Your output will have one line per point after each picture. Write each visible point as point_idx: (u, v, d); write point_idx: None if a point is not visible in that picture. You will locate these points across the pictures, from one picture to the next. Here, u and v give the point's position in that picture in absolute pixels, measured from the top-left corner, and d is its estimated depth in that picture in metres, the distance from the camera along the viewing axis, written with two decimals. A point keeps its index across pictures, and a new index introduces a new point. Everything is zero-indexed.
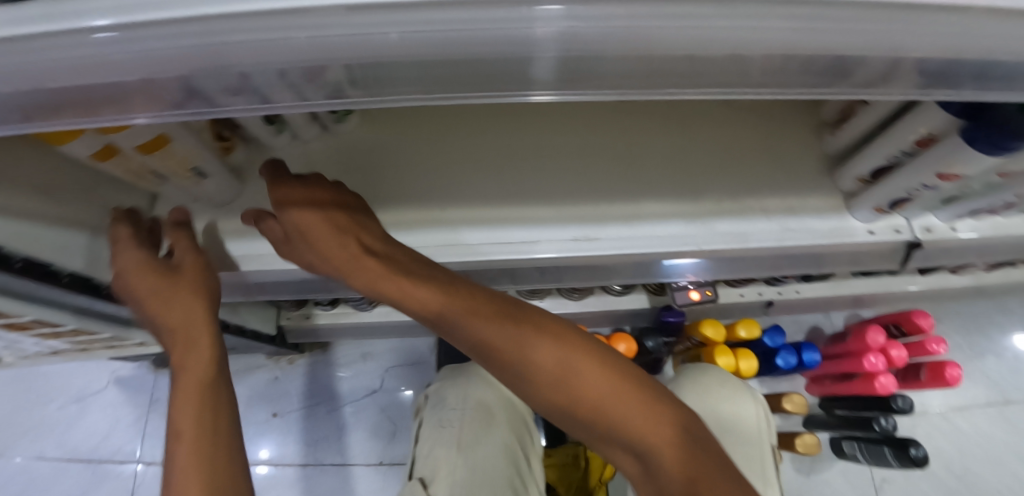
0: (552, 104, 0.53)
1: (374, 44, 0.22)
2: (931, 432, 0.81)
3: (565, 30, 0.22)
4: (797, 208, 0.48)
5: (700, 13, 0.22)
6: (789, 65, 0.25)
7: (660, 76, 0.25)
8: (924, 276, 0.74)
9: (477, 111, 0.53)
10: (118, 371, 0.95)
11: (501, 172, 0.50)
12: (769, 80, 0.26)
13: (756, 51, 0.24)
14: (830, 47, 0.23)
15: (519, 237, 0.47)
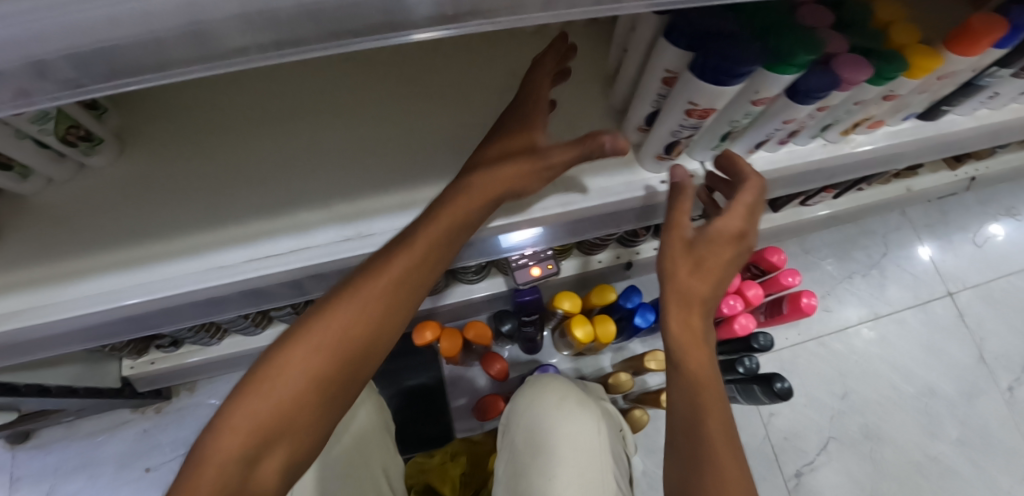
0: (325, 102, 0.51)
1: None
2: (808, 358, 0.84)
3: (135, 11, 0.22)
4: (581, 169, 0.49)
5: None
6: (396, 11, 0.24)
7: (269, 44, 0.24)
8: (777, 213, 0.78)
9: (252, 118, 0.51)
10: None
11: (276, 180, 0.48)
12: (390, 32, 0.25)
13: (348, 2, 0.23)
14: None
15: (293, 246, 0.46)
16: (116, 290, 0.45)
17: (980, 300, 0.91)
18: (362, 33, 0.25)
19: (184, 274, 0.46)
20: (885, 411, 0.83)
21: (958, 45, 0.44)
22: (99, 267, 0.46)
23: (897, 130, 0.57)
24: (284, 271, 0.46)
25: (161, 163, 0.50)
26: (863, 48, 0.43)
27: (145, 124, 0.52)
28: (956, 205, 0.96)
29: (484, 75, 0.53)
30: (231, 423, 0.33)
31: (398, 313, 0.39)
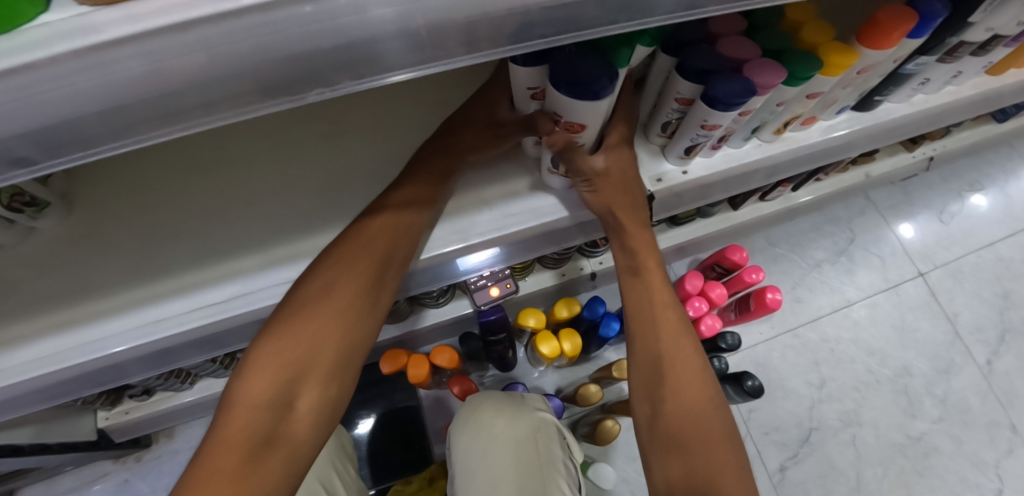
0: (255, 148, 0.53)
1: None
2: (782, 351, 0.84)
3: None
4: (516, 193, 0.51)
5: (109, 64, 0.22)
6: (268, 77, 0.24)
7: (149, 117, 0.24)
8: (737, 210, 0.78)
9: (185, 166, 0.52)
10: None
11: (213, 227, 0.50)
12: (263, 97, 0.25)
13: (211, 75, 0.24)
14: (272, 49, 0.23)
15: (236, 291, 0.48)
16: (58, 352, 0.45)
17: (950, 277, 0.92)
18: (241, 99, 0.25)
19: (126, 331, 0.46)
20: (863, 396, 0.83)
21: (871, 40, 0.45)
22: (34, 330, 0.45)
23: (834, 124, 0.58)
24: (227, 318, 0.47)
25: (94, 221, 0.50)
26: (775, 51, 0.44)
27: (76, 177, 0.52)
28: (919, 185, 0.97)
29: (412, 110, 0.56)
30: (241, 396, 0.41)
31: (366, 288, 0.46)
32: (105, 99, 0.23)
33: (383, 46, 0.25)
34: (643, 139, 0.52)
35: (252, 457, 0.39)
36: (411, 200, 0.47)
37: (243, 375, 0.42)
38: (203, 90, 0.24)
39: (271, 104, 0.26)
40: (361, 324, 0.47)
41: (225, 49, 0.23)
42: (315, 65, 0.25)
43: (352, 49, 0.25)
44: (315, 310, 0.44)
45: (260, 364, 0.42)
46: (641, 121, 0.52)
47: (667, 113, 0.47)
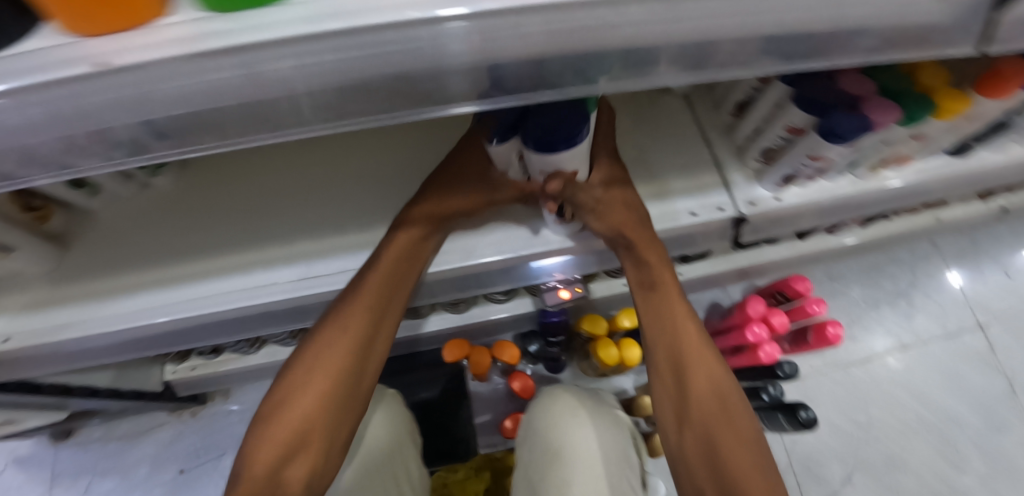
0: (360, 137, 0.57)
1: (41, 113, 0.23)
2: (832, 387, 0.84)
3: (219, 80, 0.24)
4: (613, 201, 0.49)
5: (325, 51, 0.24)
6: (455, 78, 0.27)
7: (345, 98, 0.27)
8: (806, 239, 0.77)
9: (297, 147, 0.56)
10: (15, 452, 0.90)
11: (320, 205, 0.54)
12: (442, 94, 0.28)
13: (413, 70, 0.26)
14: (470, 54, 0.25)
15: (341, 266, 0.52)
16: (174, 303, 0.50)
17: (1011, 333, 0.90)
18: (426, 95, 0.28)
19: (230, 292, 0.50)
20: (908, 441, 0.82)
21: (988, 88, 0.45)
22: (151, 282, 0.51)
23: (927, 166, 0.57)
24: (327, 291, 0.51)
25: (202, 187, 0.55)
26: (892, 89, 0.43)
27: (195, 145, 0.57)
28: (987, 235, 0.95)
29: None
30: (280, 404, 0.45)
31: (383, 293, 0.48)
32: (317, 80, 0.25)
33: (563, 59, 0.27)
34: (739, 161, 0.52)
35: (290, 456, 0.43)
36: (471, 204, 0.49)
37: (279, 388, 0.46)
38: (397, 84, 0.26)
39: (447, 105, 0.28)
40: (382, 325, 0.49)
41: (426, 45, 0.24)
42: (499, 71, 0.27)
43: (536, 59, 0.27)
44: (337, 324, 0.46)
45: (291, 377, 0.46)
46: (738, 144, 0.52)
47: (771, 140, 0.47)
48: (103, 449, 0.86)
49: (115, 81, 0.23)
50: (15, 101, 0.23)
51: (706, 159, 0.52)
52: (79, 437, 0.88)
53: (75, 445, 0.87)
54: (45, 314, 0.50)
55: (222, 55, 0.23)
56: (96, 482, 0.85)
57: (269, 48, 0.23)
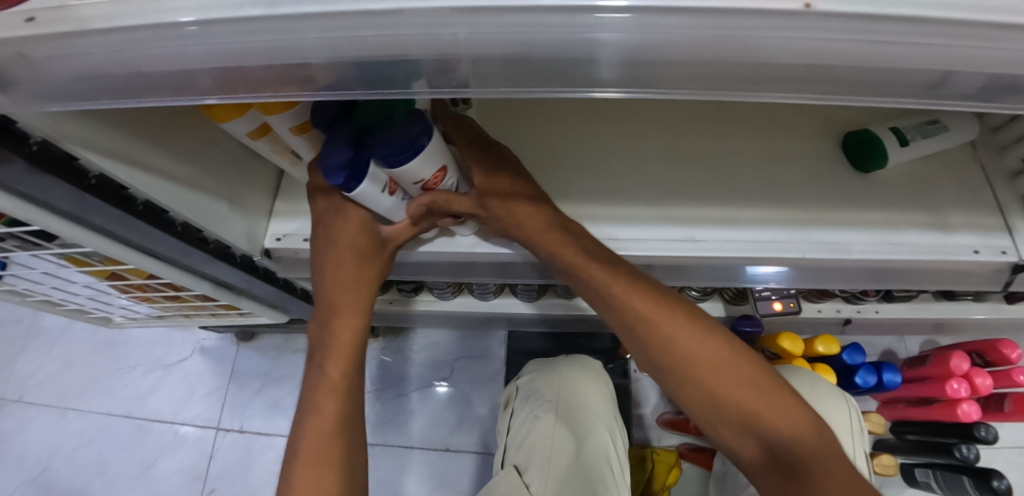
0: (648, 107, 0.55)
1: (585, 42, 0.28)
2: (1008, 466, 0.79)
3: (739, 37, 0.27)
4: (896, 223, 0.50)
5: (849, 30, 0.27)
6: (921, 76, 0.29)
7: (812, 85, 0.30)
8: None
9: (588, 108, 0.55)
10: (205, 342, 1.03)
11: (610, 171, 0.52)
12: (886, 94, 0.30)
13: (901, 63, 0.28)
14: (968, 59, 0.27)
15: (627, 234, 0.51)
16: (461, 241, 0.56)
17: None
18: (882, 91, 0.30)
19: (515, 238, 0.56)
20: None
21: None
22: None
23: None
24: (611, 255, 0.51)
25: (524, 128, 0.55)
26: None
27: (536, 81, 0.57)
28: None
29: (800, 114, 0.55)
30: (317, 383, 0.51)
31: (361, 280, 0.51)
32: (814, 62, 0.28)
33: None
34: None
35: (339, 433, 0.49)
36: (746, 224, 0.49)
37: (316, 348, 0.52)
38: (863, 75, 0.29)
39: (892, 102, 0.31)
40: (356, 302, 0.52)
41: (933, 41, 0.27)
42: (963, 79, 0.29)
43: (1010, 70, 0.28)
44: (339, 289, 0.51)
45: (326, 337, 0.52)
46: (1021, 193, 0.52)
47: None
48: (280, 357, 0.98)
49: (667, 24, 0.27)
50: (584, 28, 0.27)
51: (986, 202, 0.52)
52: (258, 342, 1.00)
53: (256, 348, 0.98)
54: None
55: (762, 14, 0.26)
56: (269, 385, 0.96)
57: (799, 19, 0.26)
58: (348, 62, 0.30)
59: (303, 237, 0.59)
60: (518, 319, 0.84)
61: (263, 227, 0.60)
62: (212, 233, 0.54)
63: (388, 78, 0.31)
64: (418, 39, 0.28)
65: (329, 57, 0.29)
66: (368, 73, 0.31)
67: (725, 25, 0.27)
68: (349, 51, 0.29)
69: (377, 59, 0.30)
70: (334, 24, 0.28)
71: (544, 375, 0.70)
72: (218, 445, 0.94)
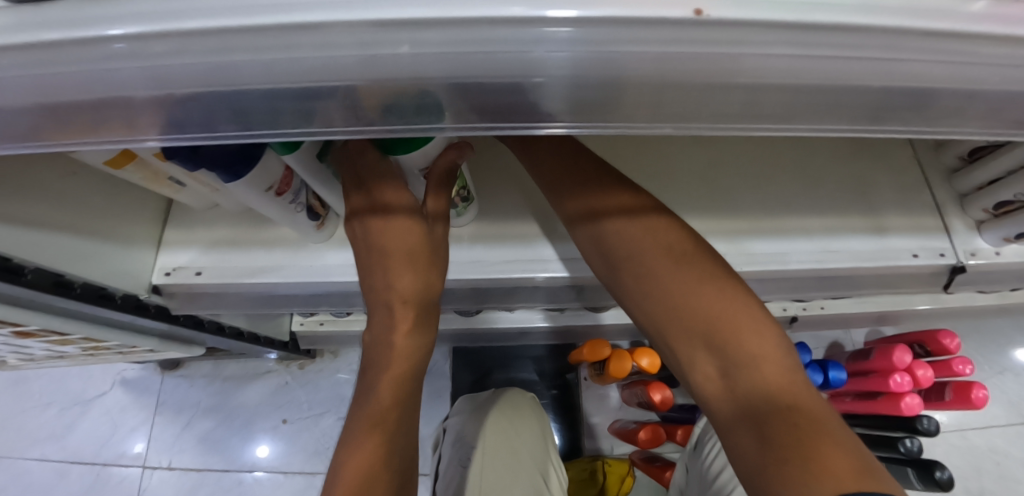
0: None
1: (497, 63, 0.22)
2: (947, 449, 0.81)
3: (671, 52, 0.21)
4: (837, 229, 0.48)
5: (794, 43, 0.21)
6: (733, 95, 0.24)
7: (583, 108, 0.24)
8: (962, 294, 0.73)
9: None
10: (126, 373, 0.95)
11: (536, 182, 0.48)
12: (756, 122, 0.25)
13: (850, 82, 0.23)
14: (912, 76, 0.23)
15: (559, 253, 0.46)
16: None
17: None
18: (759, 115, 0.25)
19: None
20: None
21: None
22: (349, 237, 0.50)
23: None
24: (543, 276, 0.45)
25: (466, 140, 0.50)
26: None
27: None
28: None
29: None
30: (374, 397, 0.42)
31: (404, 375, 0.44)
32: (740, 82, 0.23)
33: (925, 91, 0.24)
34: (959, 209, 0.50)
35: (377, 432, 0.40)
36: (626, 204, 0.44)
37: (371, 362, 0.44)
38: (630, 97, 0.24)
39: (770, 128, 0.26)
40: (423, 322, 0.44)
41: (875, 55, 0.22)
42: (774, 104, 0.25)
43: (969, 92, 0.24)
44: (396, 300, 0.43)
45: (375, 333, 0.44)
46: (959, 192, 0.51)
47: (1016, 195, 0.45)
48: (211, 386, 0.91)
49: (556, 38, 0.21)
50: (263, 53, 0.21)
51: (926, 202, 0.50)
52: (185, 370, 0.93)
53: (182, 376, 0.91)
54: (237, 255, 0.50)
55: (707, 28, 0.21)
56: (199, 417, 0.89)
57: (697, 31, 0.21)
58: (126, 97, 0.22)
59: (194, 271, 0.51)
60: (463, 334, 0.79)
61: (150, 261, 0.52)
62: (75, 276, 0.46)
63: (209, 107, 0.23)
64: (228, 66, 0.21)
65: (179, 90, 0.22)
66: (178, 110, 0.23)
67: (622, 40, 0.21)
68: (146, 81, 0.22)
69: (194, 88, 0.22)
70: (80, 51, 0.21)
71: (498, 398, 0.69)
72: (145, 485, 0.87)
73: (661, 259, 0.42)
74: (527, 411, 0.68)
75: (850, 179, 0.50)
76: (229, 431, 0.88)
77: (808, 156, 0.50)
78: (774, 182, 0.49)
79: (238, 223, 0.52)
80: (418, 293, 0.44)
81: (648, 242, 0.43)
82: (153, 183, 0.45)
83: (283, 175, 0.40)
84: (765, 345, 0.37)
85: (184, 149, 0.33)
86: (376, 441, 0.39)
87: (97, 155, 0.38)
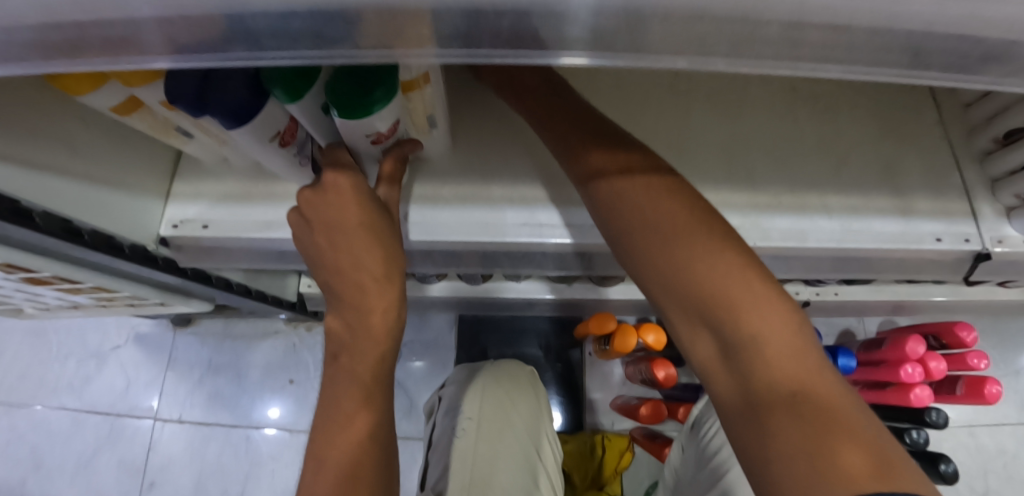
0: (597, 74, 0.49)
1: None
2: (954, 444, 0.80)
3: None
4: (860, 208, 0.46)
5: None
6: (763, 32, 0.22)
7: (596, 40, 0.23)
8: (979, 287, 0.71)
9: None
10: (139, 329, 0.96)
11: (548, 147, 0.46)
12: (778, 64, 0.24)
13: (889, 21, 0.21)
14: (959, 18, 0.21)
15: (570, 220, 0.45)
16: None
17: None
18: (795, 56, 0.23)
19: (451, 223, 0.44)
20: None
21: None
22: None
23: None
24: (553, 243, 0.44)
25: (480, 100, 0.48)
26: None
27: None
28: None
29: (761, 85, 0.49)
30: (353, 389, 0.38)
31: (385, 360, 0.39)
32: (773, 16, 0.21)
33: (965, 37, 0.22)
34: (990, 194, 0.48)
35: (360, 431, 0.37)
36: (623, 164, 0.40)
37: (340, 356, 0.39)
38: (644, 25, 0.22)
39: (800, 69, 0.24)
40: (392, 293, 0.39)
41: None
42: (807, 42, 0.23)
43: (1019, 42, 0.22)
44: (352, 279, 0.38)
45: (346, 316, 0.38)
46: (992, 177, 0.48)
47: None
48: (220, 344, 0.92)
49: None
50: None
51: (955, 184, 0.48)
52: (196, 327, 0.93)
53: (192, 333, 0.93)
54: (244, 210, 0.50)
55: None
56: (208, 375, 0.91)
57: None
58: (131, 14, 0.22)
59: (202, 224, 0.51)
60: (469, 304, 0.79)
61: (158, 213, 0.52)
62: (83, 224, 0.47)
63: (215, 26, 0.22)
64: None
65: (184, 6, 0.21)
66: (185, 28, 0.23)
67: None
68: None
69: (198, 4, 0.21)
70: None
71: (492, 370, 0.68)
72: (157, 437, 0.89)
73: (653, 234, 0.38)
74: (522, 383, 0.68)
75: (881, 155, 0.47)
76: (237, 389, 0.89)
77: (837, 128, 0.48)
78: (797, 156, 0.47)
79: (247, 178, 0.52)
80: (391, 268, 0.38)
81: (647, 213, 0.38)
82: (160, 132, 0.45)
83: (288, 126, 0.39)
84: (768, 323, 0.33)
85: (188, 95, 0.32)
86: (362, 430, 0.37)
87: (104, 98, 0.38)
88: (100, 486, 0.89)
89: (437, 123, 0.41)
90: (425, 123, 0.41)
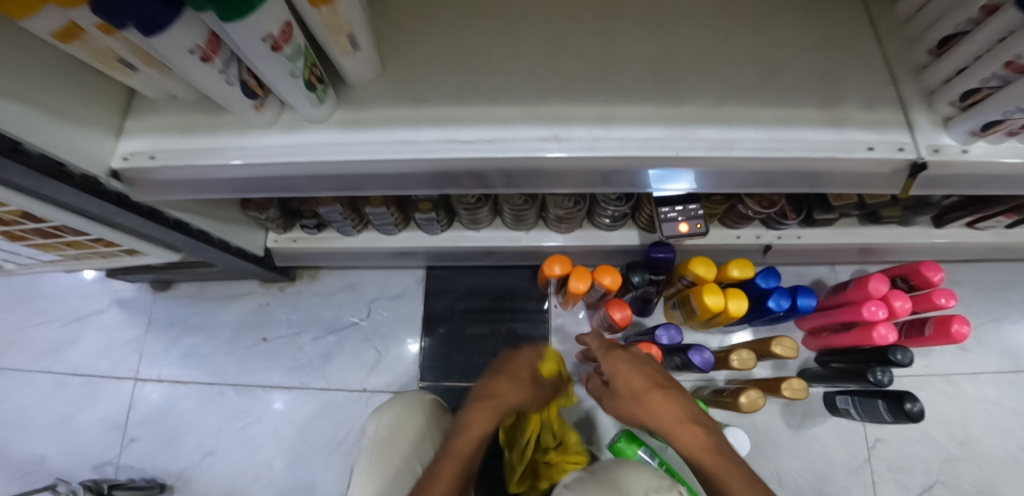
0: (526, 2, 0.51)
1: None
2: (928, 392, 0.79)
3: None
4: (788, 119, 0.46)
5: None
6: None
7: None
8: (939, 227, 0.71)
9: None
10: (120, 293, 0.99)
11: (474, 70, 0.49)
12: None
13: None
14: None
15: (491, 135, 0.47)
16: (312, 146, 0.49)
17: None
18: None
19: (376, 141, 0.48)
20: (1007, 467, 0.76)
21: None
22: (292, 124, 0.51)
23: None
24: (476, 157, 0.46)
25: (410, 28, 0.51)
26: None
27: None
28: None
29: (691, 7, 0.50)
30: None
31: None
32: None
33: None
34: (928, 106, 0.48)
35: None
36: None
37: None
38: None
39: None
40: None
41: None
42: None
43: None
44: None
45: None
46: (928, 88, 0.48)
47: (982, 79, 0.43)
48: (197, 305, 0.94)
49: None
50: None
51: (890, 96, 0.48)
52: (174, 290, 0.96)
53: (170, 295, 0.95)
54: (189, 140, 0.52)
55: None
56: (186, 334, 0.93)
57: None
58: None
59: (148, 155, 0.52)
60: (434, 255, 0.80)
61: (111, 147, 0.53)
62: (32, 145, 0.45)
63: None
64: None
65: None
66: None
67: None
68: None
69: None
70: None
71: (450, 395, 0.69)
72: (136, 394, 0.91)
73: None
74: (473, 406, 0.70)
75: (813, 70, 0.48)
76: (216, 348, 0.92)
77: (766, 45, 0.49)
78: (725, 71, 0.48)
79: (194, 112, 0.53)
80: None
81: None
82: (99, 61, 0.45)
83: (208, 41, 0.40)
84: None
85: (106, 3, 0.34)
86: None
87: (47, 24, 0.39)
88: (81, 443, 0.91)
89: (358, 43, 0.44)
90: (345, 41, 0.43)
